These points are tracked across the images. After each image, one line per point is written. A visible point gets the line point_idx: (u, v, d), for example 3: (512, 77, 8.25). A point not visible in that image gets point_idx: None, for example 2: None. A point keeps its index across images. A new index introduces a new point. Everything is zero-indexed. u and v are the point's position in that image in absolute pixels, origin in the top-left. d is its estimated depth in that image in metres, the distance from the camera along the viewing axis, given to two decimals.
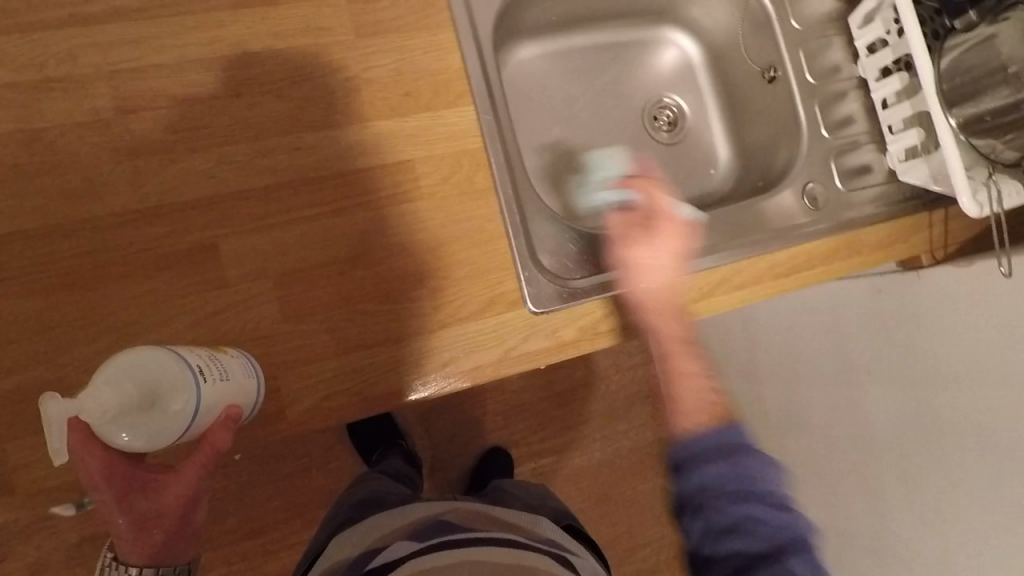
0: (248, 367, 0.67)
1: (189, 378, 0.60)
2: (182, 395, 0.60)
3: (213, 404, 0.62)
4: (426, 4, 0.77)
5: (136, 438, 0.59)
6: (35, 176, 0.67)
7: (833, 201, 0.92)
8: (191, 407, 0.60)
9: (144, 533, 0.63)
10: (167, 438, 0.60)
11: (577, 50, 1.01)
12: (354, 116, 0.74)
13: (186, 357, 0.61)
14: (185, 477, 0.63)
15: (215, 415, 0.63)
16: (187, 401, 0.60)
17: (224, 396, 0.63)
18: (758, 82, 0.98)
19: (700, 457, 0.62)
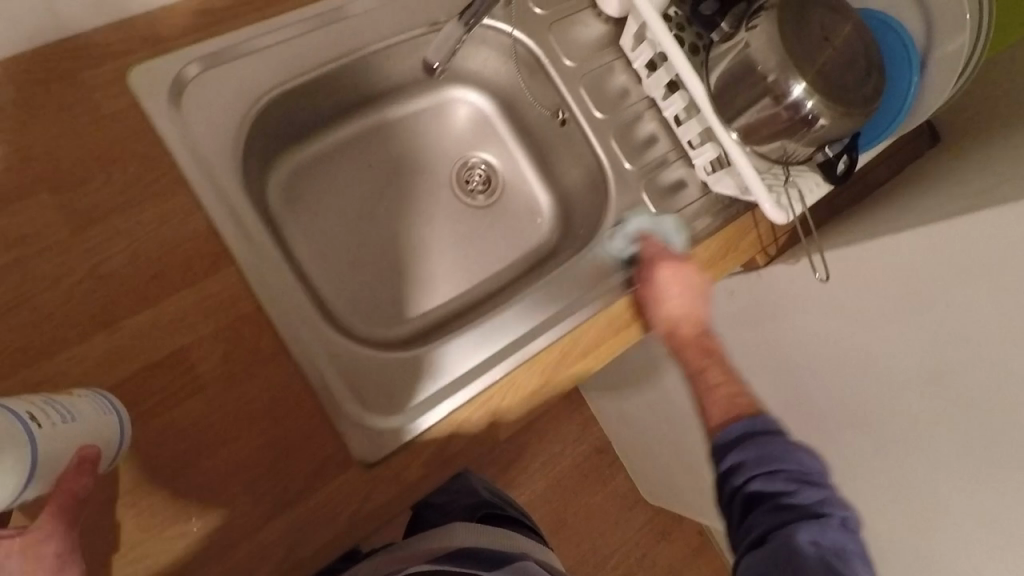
0: (98, 404, 0.58)
1: (18, 430, 0.49)
2: (14, 452, 0.49)
3: (62, 449, 0.53)
4: (146, 167, 0.67)
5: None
6: None
7: (661, 228, 0.88)
8: (28, 463, 0.50)
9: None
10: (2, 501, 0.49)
11: (362, 138, 0.93)
12: (95, 324, 0.64)
13: (9, 405, 0.51)
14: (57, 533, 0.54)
15: (68, 459, 0.54)
16: (23, 458, 0.49)
17: (74, 437, 0.54)
18: (553, 125, 0.93)
19: (740, 440, 0.72)
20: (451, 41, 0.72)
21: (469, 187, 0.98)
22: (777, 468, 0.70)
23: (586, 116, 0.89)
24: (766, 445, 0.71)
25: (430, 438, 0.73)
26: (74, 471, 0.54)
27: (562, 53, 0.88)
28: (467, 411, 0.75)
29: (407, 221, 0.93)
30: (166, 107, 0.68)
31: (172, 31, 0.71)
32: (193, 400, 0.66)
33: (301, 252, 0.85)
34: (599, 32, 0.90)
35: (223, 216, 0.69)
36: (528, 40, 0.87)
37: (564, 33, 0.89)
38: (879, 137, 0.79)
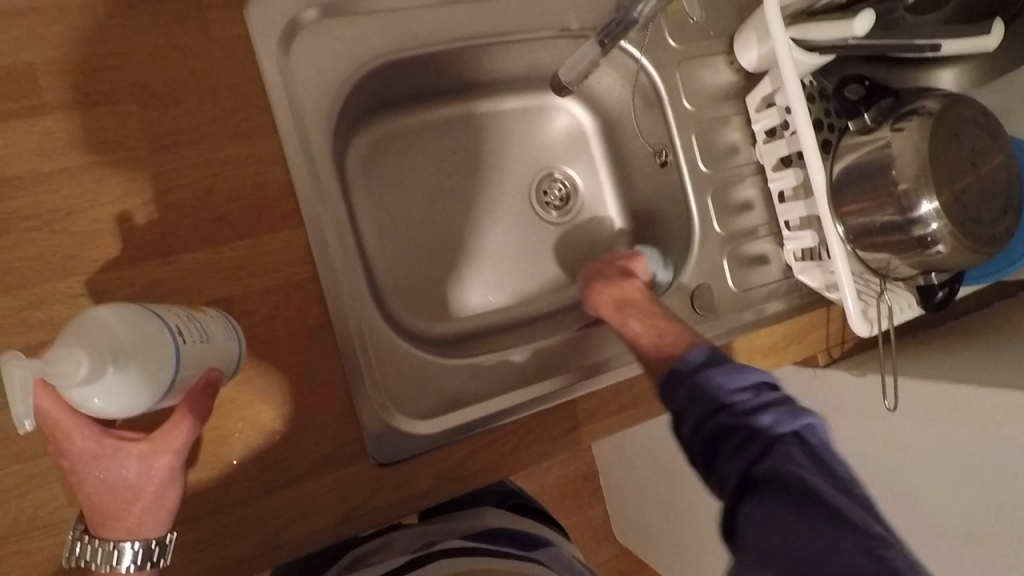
0: (228, 329, 0.57)
1: (167, 341, 0.49)
2: (157, 358, 0.48)
3: (194, 365, 0.52)
4: (241, 104, 0.64)
5: (109, 405, 0.47)
6: None
7: (729, 302, 0.85)
8: (168, 375, 0.49)
9: (120, 510, 0.52)
10: (139, 406, 0.48)
11: (453, 122, 0.89)
12: (151, 251, 0.61)
13: (159, 314, 0.51)
14: (174, 451, 0.52)
15: (193, 380, 0.53)
16: (168, 367, 0.49)
17: (205, 357, 0.53)
18: (649, 164, 0.89)
19: (705, 365, 0.58)
20: (585, 66, 0.76)
21: (546, 199, 0.93)
22: (743, 394, 0.55)
23: (690, 166, 0.85)
24: (718, 370, 0.57)
25: (449, 452, 0.70)
26: (195, 394, 0.53)
27: (684, 93, 0.84)
28: (489, 436, 0.72)
29: (475, 219, 0.89)
30: (275, 47, 0.66)
31: None
32: None
33: (363, 223, 0.82)
34: (725, 81, 0.86)
35: (303, 173, 0.66)
36: (653, 71, 0.83)
37: (691, 73, 0.84)
38: (988, 277, 0.75)
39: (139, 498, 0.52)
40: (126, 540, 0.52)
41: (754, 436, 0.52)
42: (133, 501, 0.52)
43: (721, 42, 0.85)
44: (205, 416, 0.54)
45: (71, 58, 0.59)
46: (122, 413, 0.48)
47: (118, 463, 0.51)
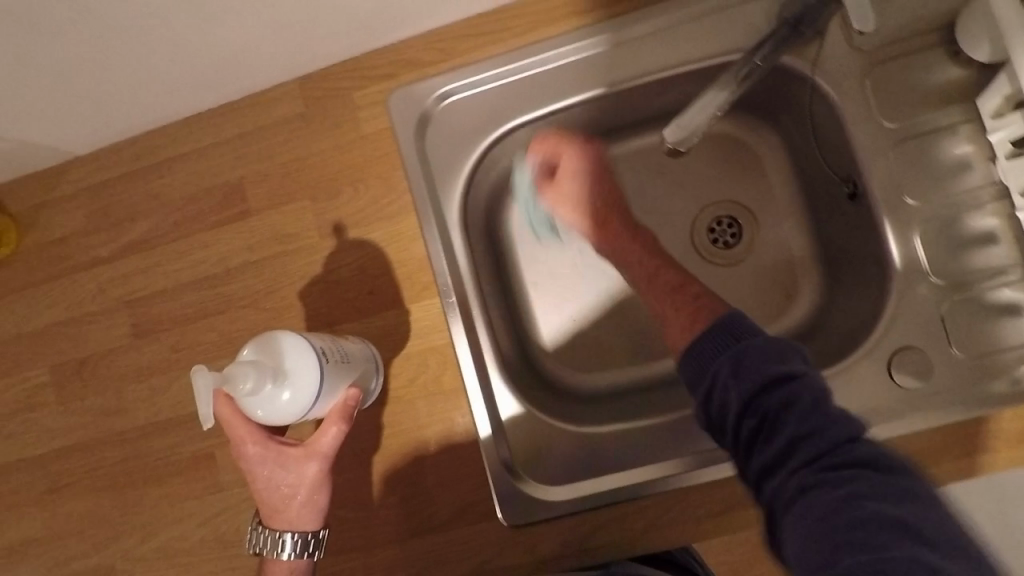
0: (365, 353, 0.67)
1: (313, 363, 0.57)
2: (305, 378, 0.57)
3: (336, 385, 0.60)
4: (386, 189, 0.73)
5: (269, 417, 0.57)
6: (84, 397, 0.78)
7: (950, 370, 0.65)
8: (315, 391, 0.57)
9: (284, 505, 0.62)
10: (293, 417, 0.58)
11: (605, 165, 0.84)
12: (321, 321, 0.73)
13: (309, 338, 0.59)
14: (321, 455, 0.62)
15: (337, 397, 0.61)
16: (313, 382, 0.57)
17: (345, 379, 0.62)
18: (840, 195, 0.72)
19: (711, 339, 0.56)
20: (698, 126, 0.67)
21: (712, 237, 0.82)
22: (755, 361, 0.52)
23: (887, 201, 0.66)
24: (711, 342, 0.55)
25: (578, 522, 0.68)
26: (342, 406, 0.61)
27: (878, 109, 0.67)
28: (616, 510, 0.68)
29: None
30: (412, 134, 0.71)
31: (435, 53, 0.73)
32: (373, 412, 0.72)
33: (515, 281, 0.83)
34: (944, 82, 0.66)
35: (436, 247, 0.70)
36: (830, 91, 0.67)
37: (891, 80, 0.66)
38: None
39: (295, 495, 0.62)
40: (288, 531, 0.63)
41: (771, 417, 0.49)
42: (292, 499, 0.62)
43: (935, 32, 0.66)
44: (348, 425, 0.62)
45: (265, 168, 0.75)
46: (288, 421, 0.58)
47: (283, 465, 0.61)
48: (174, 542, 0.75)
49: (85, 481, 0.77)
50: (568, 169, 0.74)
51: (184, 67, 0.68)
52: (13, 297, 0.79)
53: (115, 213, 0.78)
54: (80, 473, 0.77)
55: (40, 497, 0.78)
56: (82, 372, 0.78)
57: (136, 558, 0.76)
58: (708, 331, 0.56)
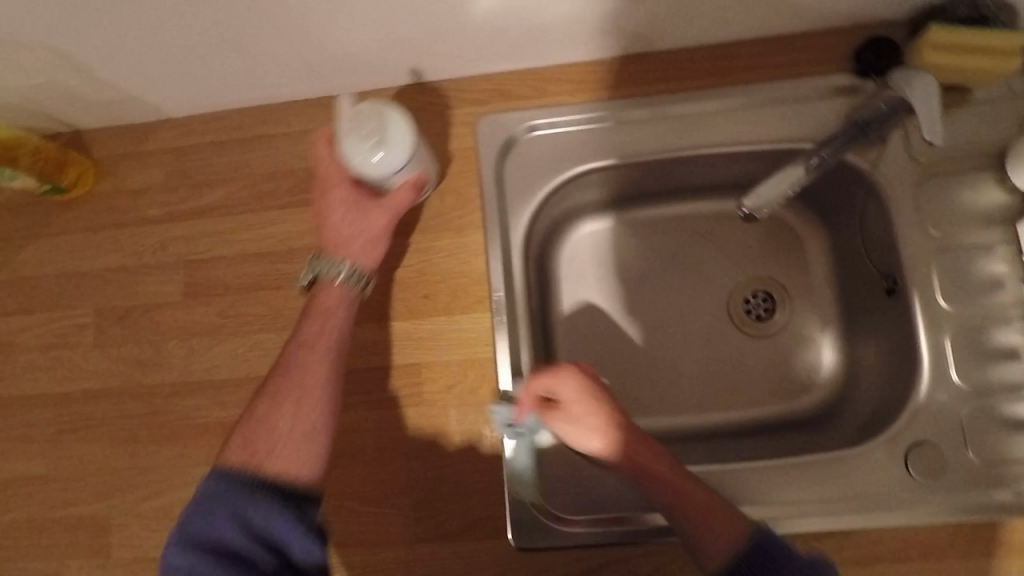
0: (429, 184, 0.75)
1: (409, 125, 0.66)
2: (400, 149, 0.65)
3: (414, 170, 0.69)
4: (460, 204, 0.77)
5: (362, 162, 0.66)
6: (123, 345, 0.79)
7: (964, 471, 0.68)
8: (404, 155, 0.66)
9: (347, 236, 0.70)
10: (379, 168, 0.66)
11: (658, 222, 0.89)
12: (373, 314, 0.75)
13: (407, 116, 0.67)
14: (390, 206, 0.70)
15: (413, 172, 0.69)
16: (406, 142, 0.66)
17: (419, 166, 0.70)
18: (878, 289, 0.77)
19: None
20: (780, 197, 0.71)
21: (747, 307, 0.86)
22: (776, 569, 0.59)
23: (924, 302, 0.71)
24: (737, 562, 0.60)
25: (585, 555, 0.69)
26: (418, 173, 0.70)
27: (927, 218, 0.72)
28: (624, 550, 0.69)
29: (666, 323, 0.86)
30: (495, 159, 0.76)
31: (529, 89, 0.78)
32: (403, 411, 0.73)
33: (557, 318, 0.86)
34: (989, 205, 0.72)
35: (497, 266, 0.74)
36: (884, 193, 0.73)
37: (941, 193, 0.72)
38: None
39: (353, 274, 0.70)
40: (345, 261, 0.70)
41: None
42: (356, 238, 0.70)
43: (986, 158, 0.72)
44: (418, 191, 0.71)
45: None
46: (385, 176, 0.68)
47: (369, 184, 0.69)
48: (179, 504, 0.75)
49: (105, 428, 0.78)
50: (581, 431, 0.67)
51: (301, 55, 0.72)
52: (76, 237, 0.81)
53: (195, 177, 0.81)
54: (101, 418, 0.78)
55: (57, 434, 0.78)
56: (125, 321, 0.79)
57: (137, 514, 0.75)
58: (752, 536, 0.61)
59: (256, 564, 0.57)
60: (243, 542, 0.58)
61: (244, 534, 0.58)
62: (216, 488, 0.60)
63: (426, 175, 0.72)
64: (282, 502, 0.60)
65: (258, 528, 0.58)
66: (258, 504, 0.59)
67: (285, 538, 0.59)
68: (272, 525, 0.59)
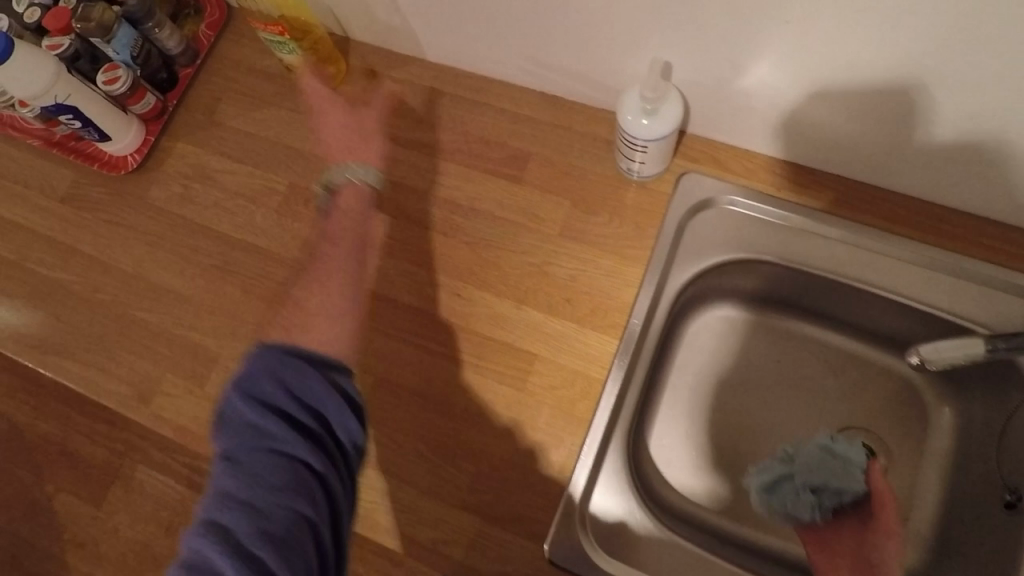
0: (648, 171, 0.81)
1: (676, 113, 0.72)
2: (662, 125, 0.73)
3: (663, 149, 0.76)
4: (633, 237, 0.81)
5: (630, 124, 0.73)
6: (295, 221, 0.87)
7: None
8: (664, 133, 0.73)
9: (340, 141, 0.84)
10: (640, 136, 0.74)
11: (794, 338, 0.89)
12: (513, 294, 0.80)
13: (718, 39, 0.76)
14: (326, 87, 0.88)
15: (660, 152, 0.77)
16: (671, 124, 0.73)
17: (665, 150, 0.77)
18: (994, 500, 0.74)
19: None
20: (957, 358, 0.70)
21: None
22: None
23: None
24: None
25: None
26: (662, 155, 0.77)
27: None
28: None
29: (761, 431, 0.85)
30: (682, 215, 0.80)
31: (740, 168, 0.82)
32: (502, 388, 0.77)
33: (662, 376, 0.87)
34: None
35: (642, 302, 0.77)
36: None
37: None
38: None
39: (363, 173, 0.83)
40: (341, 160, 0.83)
41: None
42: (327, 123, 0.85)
43: None
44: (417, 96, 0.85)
45: (553, 158, 0.84)
46: (643, 139, 0.74)
47: (629, 145, 0.76)
48: None
49: (249, 281, 0.86)
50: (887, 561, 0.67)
51: (564, 58, 0.79)
52: (301, 118, 0.91)
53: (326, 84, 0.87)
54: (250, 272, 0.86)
55: (209, 268, 0.87)
56: (307, 203, 0.88)
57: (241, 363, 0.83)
58: None
59: (298, 424, 0.56)
60: (291, 411, 0.56)
61: (277, 387, 0.57)
62: (266, 357, 0.57)
63: (663, 160, 0.79)
64: (320, 368, 0.59)
65: (297, 396, 0.57)
66: (304, 366, 0.58)
67: (321, 405, 0.57)
68: (313, 388, 0.58)
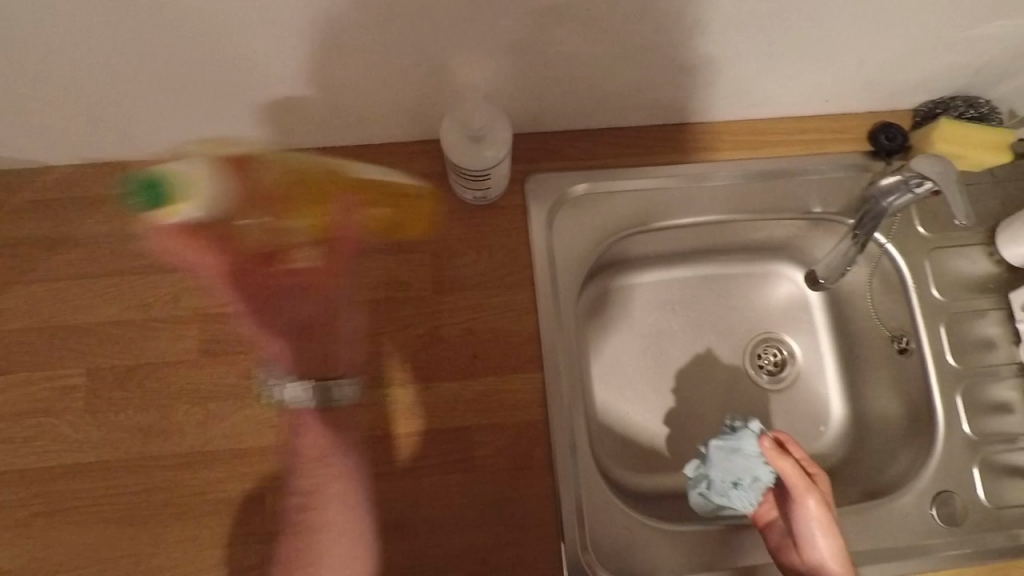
0: (493, 194, 0.75)
1: (505, 132, 0.67)
2: (495, 149, 0.67)
3: (502, 171, 0.71)
4: (508, 261, 0.75)
5: (461, 158, 0.67)
6: (120, 411, 0.69)
7: (979, 516, 0.74)
8: (499, 157, 0.67)
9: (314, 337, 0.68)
10: (475, 166, 0.68)
11: (678, 281, 0.91)
12: (418, 375, 0.72)
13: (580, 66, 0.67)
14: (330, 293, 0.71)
15: (500, 175, 0.71)
16: (503, 146, 0.67)
17: (505, 171, 0.72)
18: (885, 349, 0.83)
19: None
20: (841, 264, 0.82)
21: (760, 363, 0.90)
22: None
23: (936, 358, 0.78)
24: None
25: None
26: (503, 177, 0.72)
27: (933, 282, 0.80)
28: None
29: (691, 379, 0.89)
30: (543, 217, 0.76)
31: (577, 150, 0.79)
32: (450, 477, 0.69)
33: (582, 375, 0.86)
34: (981, 272, 0.80)
35: (548, 324, 0.73)
36: (896, 259, 0.81)
37: (942, 263, 0.80)
38: None
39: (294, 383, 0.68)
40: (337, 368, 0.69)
41: None
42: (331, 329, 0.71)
43: (980, 232, 0.81)
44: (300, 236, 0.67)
45: None
46: (480, 168, 0.68)
47: (468, 177, 0.70)
48: None
49: (95, 508, 0.67)
50: (811, 515, 0.68)
51: (357, 106, 0.69)
52: (68, 285, 0.72)
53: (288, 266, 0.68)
54: (91, 496, 0.67)
55: (30, 518, 0.66)
56: (125, 383, 0.70)
57: None
58: None
59: None
60: None
61: None
62: None
63: (506, 177, 0.73)
64: None
65: None
66: None
67: None
68: None
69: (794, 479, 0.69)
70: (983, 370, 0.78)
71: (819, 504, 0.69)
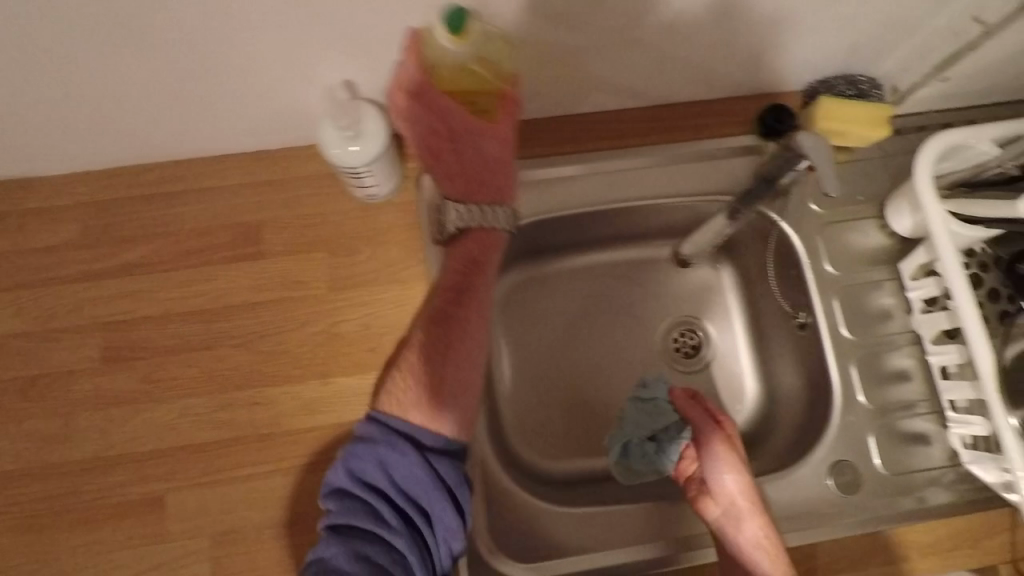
0: (386, 187, 0.75)
1: (379, 125, 0.68)
2: (372, 144, 0.68)
3: (386, 164, 0.71)
4: (403, 257, 0.77)
5: (341, 157, 0.68)
6: (22, 422, 0.70)
7: (876, 483, 0.75)
8: (377, 151, 0.68)
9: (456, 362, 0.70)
10: (356, 164, 0.68)
11: (591, 269, 0.93)
12: (316, 372, 0.73)
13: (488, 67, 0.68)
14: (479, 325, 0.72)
15: (385, 169, 0.72)
16: (379, 139, 0.68)
17: (390, 163, 0.72)
18: (787, 325, 0.85)
19: None
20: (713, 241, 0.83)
21: (675, 345, 0.91)
22: None
23: (831, 331, 0.79)
24: None
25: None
26: (389, 169, 0.72)
27: (827, 256, 0.81)
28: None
29: (606, 365, 0.90)
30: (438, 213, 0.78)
31: None
32: None
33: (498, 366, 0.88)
34: (872, 245, 0.82)
35: None
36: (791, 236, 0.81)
37: (836, 238, 0.82)
38: None
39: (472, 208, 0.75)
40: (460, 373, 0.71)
41: None
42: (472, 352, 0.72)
43: (871, 207, 0.82)
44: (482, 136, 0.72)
45: (287, 214, 0.76)
46: (361, 165, 0.69)
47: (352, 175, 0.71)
48: None
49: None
50: (713, 450, 0.75)
51: (240, 112, 0.71)
52: None
53: (514, 144, 0.74)
54: None
55: None
56: (27, 394, 0.71)
57: None
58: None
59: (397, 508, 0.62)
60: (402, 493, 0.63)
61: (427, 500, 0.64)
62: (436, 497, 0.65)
63: (394, 171, 0.74)
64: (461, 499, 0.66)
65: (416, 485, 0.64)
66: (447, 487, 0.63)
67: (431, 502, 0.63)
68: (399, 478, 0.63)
69: (697, 418, 0.77)
70: (877, 341, 0.80)
71: (725, 443, 0.75)
